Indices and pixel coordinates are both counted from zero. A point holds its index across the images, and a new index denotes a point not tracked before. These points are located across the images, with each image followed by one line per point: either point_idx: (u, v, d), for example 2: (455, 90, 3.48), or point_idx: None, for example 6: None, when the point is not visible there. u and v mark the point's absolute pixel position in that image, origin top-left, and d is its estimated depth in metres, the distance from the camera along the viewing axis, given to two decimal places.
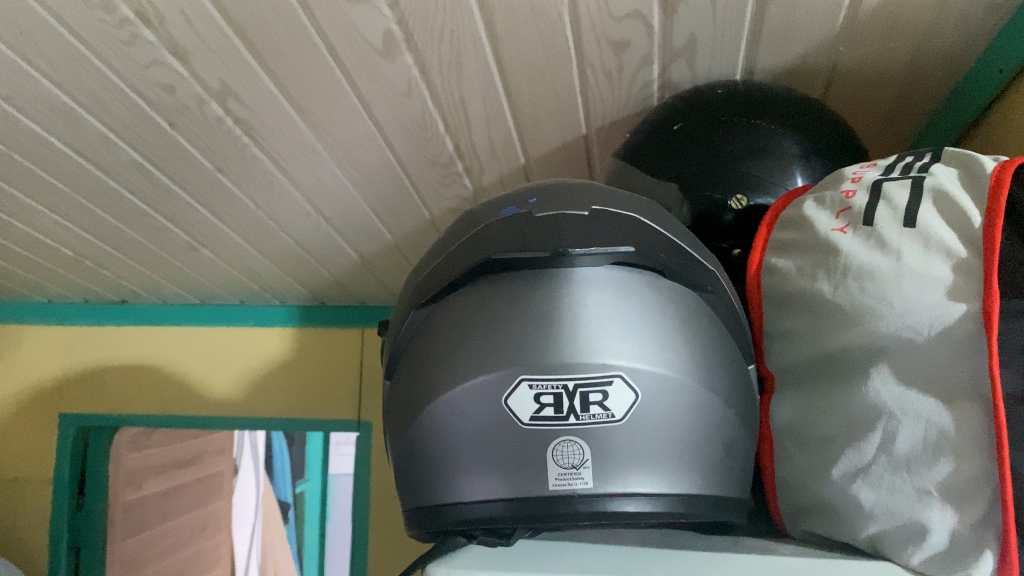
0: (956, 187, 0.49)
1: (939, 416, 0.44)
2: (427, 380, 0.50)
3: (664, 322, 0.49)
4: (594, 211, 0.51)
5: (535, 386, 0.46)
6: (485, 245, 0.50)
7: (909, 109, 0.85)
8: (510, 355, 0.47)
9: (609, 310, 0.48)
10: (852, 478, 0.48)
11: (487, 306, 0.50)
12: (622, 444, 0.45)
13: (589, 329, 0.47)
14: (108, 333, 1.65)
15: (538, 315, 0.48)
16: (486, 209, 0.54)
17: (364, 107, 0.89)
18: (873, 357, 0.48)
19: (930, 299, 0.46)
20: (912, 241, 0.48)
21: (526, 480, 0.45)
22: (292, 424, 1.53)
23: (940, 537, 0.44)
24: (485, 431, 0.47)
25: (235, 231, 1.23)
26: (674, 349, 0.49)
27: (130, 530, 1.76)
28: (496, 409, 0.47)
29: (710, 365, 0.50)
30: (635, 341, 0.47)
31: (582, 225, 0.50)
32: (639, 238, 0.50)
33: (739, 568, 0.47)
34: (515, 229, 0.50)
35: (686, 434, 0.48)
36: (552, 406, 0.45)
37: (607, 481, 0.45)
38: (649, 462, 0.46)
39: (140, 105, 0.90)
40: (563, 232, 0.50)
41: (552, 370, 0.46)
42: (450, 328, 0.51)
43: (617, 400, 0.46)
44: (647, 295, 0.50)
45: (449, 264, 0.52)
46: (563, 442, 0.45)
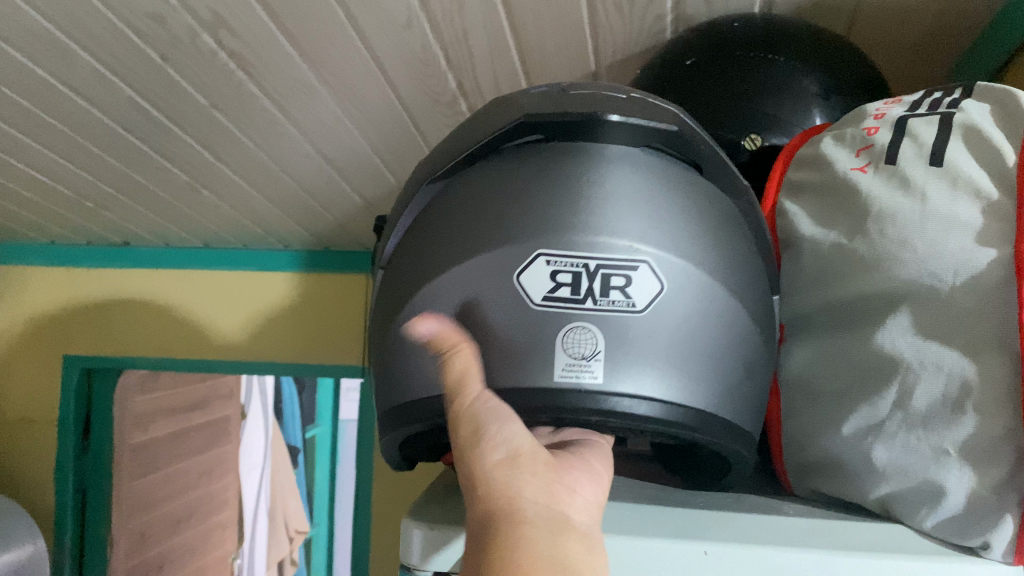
0: (988, 124, 0.45)
1: (961, 367, 0.41)
2: (432, 254, 0.47)
3: (697, 224, 0.47)
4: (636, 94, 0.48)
5: (552, 262, 0.43)
6: (519, 106, 0.47)
7: (937, 47, 0.81)
8: (528, 230, 0.44)
9: (640, 197, 0.46)
10: (865, 435, 0.45)
11: (506, 182, 0.47)
12: (638, 335, 0.43)
13: (618, 213, 0.45)
14: (110, 275, 1.62)
15: (561, 190, 0.45)
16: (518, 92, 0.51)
17: (363, 42, 0.85)
18: (891, 303, 0.44)
19: (955, 244, 0.42)
20: (938, 179, 0.44)
21: (531, 364, 0.42)
22: (296, 368, 1.51)
23: (957, 499, 0.41)
24: (489, 311, 0.43)
25: (235, 171, 1.20)
26: (705, 249, 0.46)
27: (135, 471, 1.77)
28: (505, 288, 0.43)
29: (736, 267, 0.48)
30: (665, 236, 0.45)
31: (624, 100, 0.47)
32: (680, 122, 0.47)
33: (734, 527, 0.45)
34: (547, 96, 0.46)
35: (712, 339, 0.46)
36: (569, 286, 0.43)
37: (617, 378, 0.42)
38: (668, 366, 0.44)
39: (131, 38, 0.85)
40: (603, 101, 0.46)
41: (573, 247, 0.43)
42: (462, 202, 0.48)
43: (640, 289, 0.43)
44: (677, 193, 0.47)
45: (471, 132, 0.49)
46: (575, 329, 0.42)
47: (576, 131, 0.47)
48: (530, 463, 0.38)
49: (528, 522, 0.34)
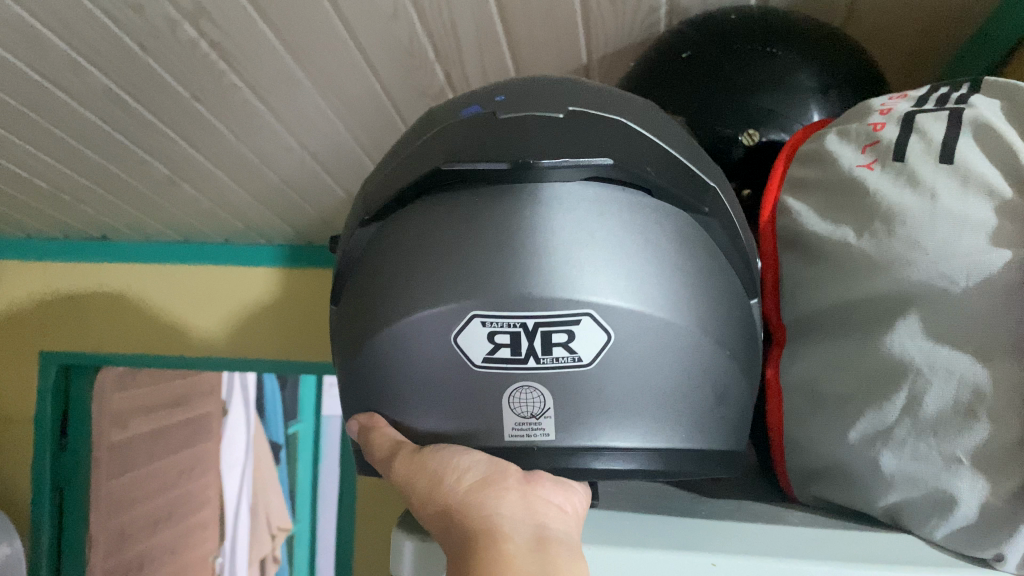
0: (999, 119, 0.44)
1: (973, 373, 0.40)
2: (374, 306, 0.45)
3: (652, 256, 0.43)
4: (568, 113, 0.45)
5: (488, 323, 0.41)
6: (444, 153, 0.44)
7: (935, 40, 0.79)
8: (466, 284, 0.41)
9: (587, 239, 0.42)
10: (873, 442, 0.43)
11: (443, 225, 0.44)
12: (591, 390, 0.41)
13: (563, 260, 0.41)
14: (87, 269, 1.58)
15: (500, 236, 0.42)
16: (449, 113, 0.48)
17: (348, 33, 0.83)
18: (901, 305, 0.43)
19: (968, 244, 0.41)
20: (949, 177, 0.43)
21: (483, 421, 0.42)
22: (279, 366, 1.49)
23: (969, 510, 0.40)
24: (435, 370, 0.43)
25: (216, 165, 1.17)
26: (663, 285, 0.43)
27: (113, 470, 1.74)
28: (444, 352, 0.42)
29: (702, 293, 0.45)
30: (617, 276, 0.42)
31: (554, 129, 0.43)
32: (620, 148, 0.43)
33: (739, 538, 0.43)
34: (472, 138, 0.43)
35: (675, 379, 0.43)
36: (508, 347, 0.41)
37: (573, 433, 0.42)
38: (626, 415, 0.42)
39: (108, 27, 0.82)
40: (531, 140, 0.43)
41: (506, 307, 0.40)
42: (400, 245, 0.45)
43: (585, 341, 0.41)
44: (626, 221, 0.43)
45: (401, 174, 0.46)
46: (521, 388, 0.41)
47: (504, 176, 0.43)
48: (496, 483, 0.40)
49: (507, 547, 0.37)
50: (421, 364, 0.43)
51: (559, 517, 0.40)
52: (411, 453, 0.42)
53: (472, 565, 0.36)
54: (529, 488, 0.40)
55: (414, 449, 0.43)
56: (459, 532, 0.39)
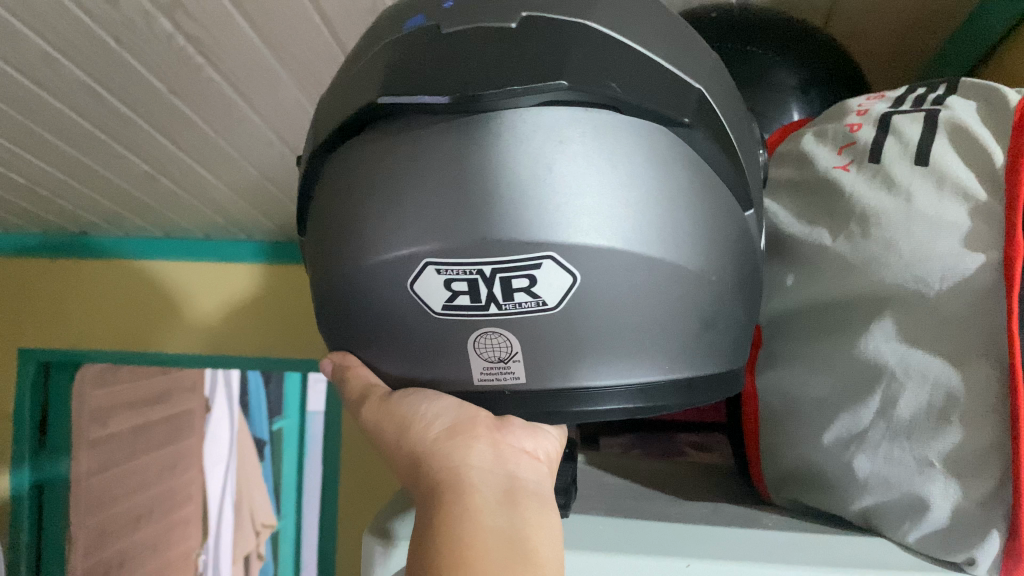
0: (974, 119, 0.43)
1: (947, 377, 0.40)
2: (343, 236, 0.43)
3: (638, 185, 0.40)
4: (522, 22, 0.39)
5: (443, 271, 0.39)
6: (390, 85, 0.39)
7: (916, 39, 0.79)
8: (421, 227, 0.39)
9: (561, 171, 0.38)
10: (847, 445, 0.43)
11: (394, 157, 0.40)
12: (561, 329, 0.40)
13: (538, 198, 0.38)
14: (65, 265, 1.56)
15: (466, 172, 0.38)
16: (401, 18, 0.43)
17: (325, 25, 0.82)
18: (876, 309, 0.43)
19: (942, 248, 0.40)
20: (924, 179, 0.43)
21: (450, 367, 0.42)
22: (261, 362, 1.48)
23: (941, 514, 0.40)
24: (398, 299, 0.41)
25: (194, 158, 1.16)
26: (650, 219, 0.40)
27: (94, 468, 1.73)
28: (402, 294, 0.41)
29: (684, 217, 0.41)
30: (599, 212, 0.39)
31: (508, 50, 0.38)
32: (586, 66, 0.38)
33: (712, 542, 0.43)
34: (414, 65, 0.39)
35: (653, 311, 0.41)
36: (467, 294, 0.39)
37: (544, 371, 0.41)
38: (601, 349, 0.41)
39: (82, 20, 0.81)
40: (477, 70, 0.37)
41: (462, 254, 0.38)
42: (360, 176, 0.42)
43: (548, 286, 0.38)
44: (609, 147, 0.39)
45: (350, 103, 0.41)
46: (486, 334, 0.40)
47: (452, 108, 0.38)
48: (471, 432, 0.44)
49: (477, 494, 0.41)
50: (391, 299, 0.41)
51: (529, 468, 0.45)
52: (386, 398, 0.45)
53: (442, 507, 0.40)
54: (500, 438, 0.45)
55: (387, 394, 0.45)
56: (433, 475, 0.43)
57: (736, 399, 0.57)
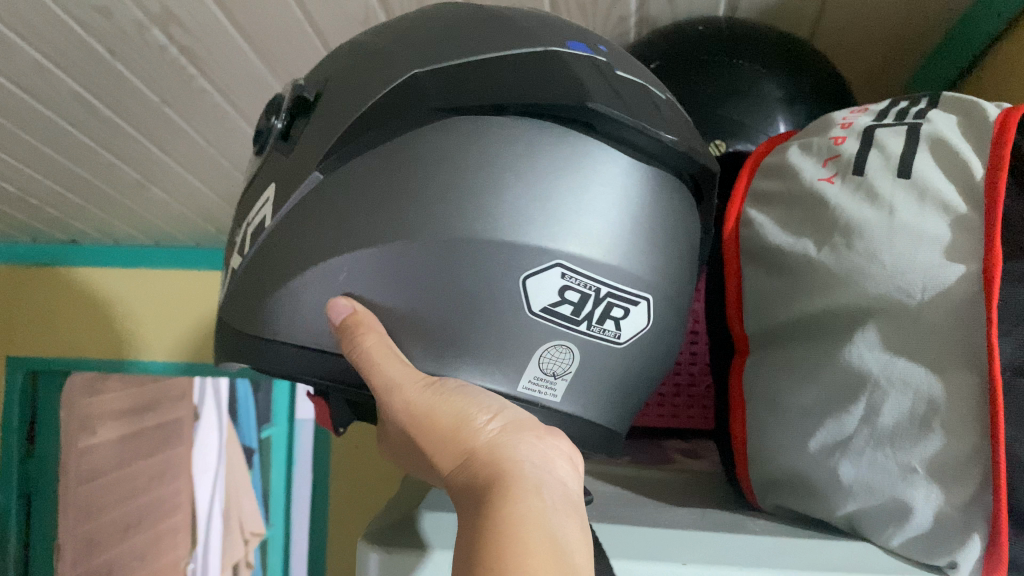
0: (955, 135, 0.44)
1: (929, 385, 0.41)
2: (415, 206, 0.42)
3: (665, 230, 0.47)
4: (665, 99, 0.48)
5: (567, 277, 0.43)
6: (583, 84, 0.42)
7: (898, 53, 0.80)
8: (544, 229, 0.42)
9: (631, 209, 0.45)
10: (831, 452, 0.44)
11: (517, 157, 0.43)
12: (603, 360, 0.46)
13: (622, 229, 0.44)
14: (54, 275, 1.56)
15: (582, 196, 0.43)
16: (543, 32, 0.47)
17: (318, 37, 0.83)
18: (859, 319, 0.44)
19: (923, 258, 0.41)
20: (905, 192, 0.44)
21: (501, 369, 0.44)
22: (248, 371, 1.46)
23: (924, 518, 0.41)
24: (494, 286, 0.42)
25: (185, 167, 1.16)
26: (666, 258, 0.47)
27: (82, 476, 1.72)
28: (509, 285, 0.42)
29: (679, 278, 0.49)
30: (648, 248, 0.45)
31: (656, 109, 0.46)
32: (693, 146, 0.47)
33: (702, 548, 0.44)
34: (605, 79, 0.44)
35: (636, 362, 0.48)
36: (572, 305, 0.43)
37: (573, 397, 0.47)
38: (594, 393, 0.47)
39: (75, 31, 0.81)
40: (654, 118, 0.44)
41: (595, 273, 0.43)
42: (468, 150, 0.43)
43: (630, 323, 0.46)
44: (658, 197, 0.46)
45: (517, 78, 0.43)
46: (558, 348, 0.44)
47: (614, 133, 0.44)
48: (525, 429, 0.38)
49: (535, 496, 0.34)
50: (486, 280, 0.42)
51: (577, 475, 0.38)
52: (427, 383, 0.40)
53: (496, 508, 0.33)
54: (547, 434, 0.38)
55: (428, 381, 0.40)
56: (481, 469, 0.36)
57: (723, 406, 0.58)
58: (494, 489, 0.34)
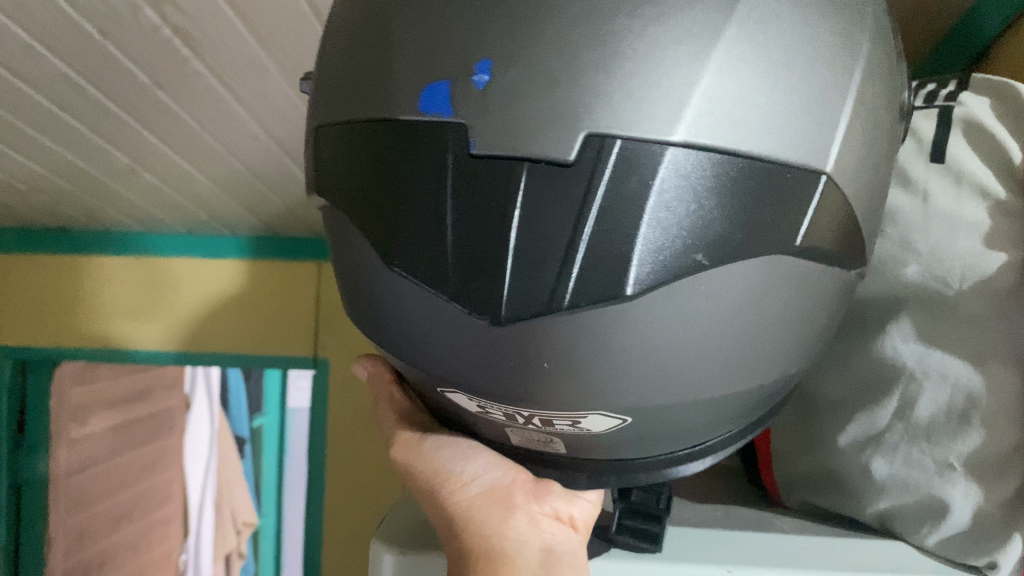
0: (988, 114, 0.42)
1: (968, 379, 0.39)
2: (354, 300, 0.39)
3: (679, 345, 0.33)
4: (582, 150, 0.31)
5: (478, 402, 0.37)
6: (413, 225, 0.33)
7: (911, 33, 0.79)
8: (440, 367, 0.36)
9: (591, 349, 0.33)
10: (863, 448, 0.43)
11: (394, 291, 0.35)
12: (592, 439, 0.38)
13: (561, 376, 0.33)
14: (41, 262, 1.50)
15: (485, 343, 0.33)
16: (419, 62, 0.35)
17: (316, 16, 0.81)
18: (893, 308, 0.42)
19: (961, 247, 0.40)
20: (940, 178, 0.42)
21: (489, 432, 0.41)
22: (245, 361, 1.44)
23: (962, 516, 0.39)
24: (434, 394, 0.39)
25: (178, 152, 1.13)
26: (683, 369, 0.34)
27: (72, 467, 1.69)
28: (438, 395, 0.39)
29: (756, 344, 0.36)
30: (625, 379, 0.34)
31: (542, 216, 0.31)
32: (643, 255, 0.31)
33: (730, 550, 0.43)
34: (428, 206, 0.33)
35: (704, 415, 0.38)
36: (503, 415, 0.38)
37: (582, 451, 0.40)
38: (639, 446, 0.39)
39: (64, 9, 0.78)
40: (502, 267, 0.31)
41: (498, 400, 0.36)
42: (357, 264, 0.37)
43: (594, 423, 0.37)
44: (656, 320, 0.32)
45: (361, 206, 0.36)
46: (524, 433, 0.39)
47: None
48: (503, 502, 0.41)
49: (510, 563, 0.40)
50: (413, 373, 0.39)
51: (564, 536, 0.42)
52: (416, 439, 0.44)
53: None
54: (537, 509, 0.41)
55: (423, 435, 0.45)
56: (460, 531, 0.41)
57: None
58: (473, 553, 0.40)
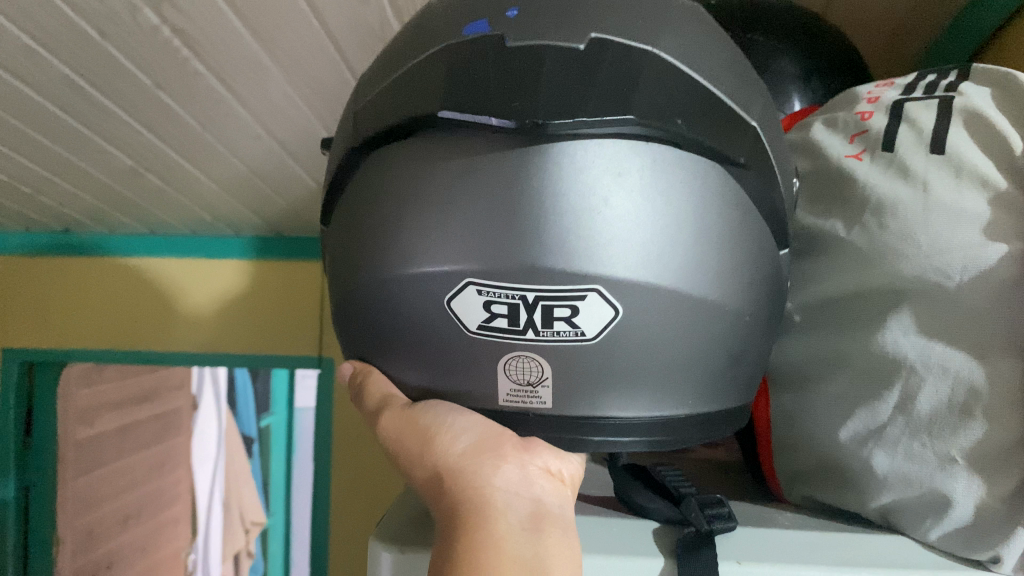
0: (990, 107, 0.41)
1: (970, 371, 0.39)
2: (369, 246, 0.41)
3: (668, 214, 0.38)
4: (590, 44, 0.37)
5: (485, 293, 0.37)
6: (454, 85, 0.37)
7: (913, 24, 0.78)
8: (456, 247, 0.37)
9: (596, 200, 0.37)
10: (864, 441, 0.43)
11: (435, 171, 0.39)
12: (583, 363, 0.38)
13: (570, 226, 0.36)
14: (49, 265, 1.51)
15: (504, 200, 0.37)
16: (451, 10, 0.42)
17: (315, 16, 0.80)
18: (893, 300, 0.42)
19: (962, 238, 0.39)
20: (940, 169, 0.41)
21: (474, 383, 0.40)
22: (249, 360, 1.43)
23: (965, 511, 0.39)
24: (432, 315, 0.39)
25: (181, 153, 1.13)
26: (670, 246, 0.38)
27: (80, 468, 1.70)
28: (437, 308, 0.39)
29: (720, 258, 0.40)
30: (623, 240, 0.37)
31: (567, 67, 0.36)
32: (647, 98, 0.36)
33: (732, 544, 0.42)
34: (468, 71, 0.37)
35: (690, 346, 0.40)
36: (505, 317, 0.37)
37: (573, 404, 0.39)
38: (633, 389, 0.40)
39: (64, 10, 0.78)
40: (540, 89, 0.36)
41: (505, 277, 0.36)
42: (395, 170, 0.40)
43: (589, 317, 0.37)
44: (639, 184, 0.37)
45: (402, 97, 0.40)
46: (519, 357, 0.38)
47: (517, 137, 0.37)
48: (495, 450, 0.40)
49: (502, 519, 0.39)
50: (418, 308, 0.40)
51: (555, 492, 0.42)
52: (405, 410, 0.42)
53: (462, 536, 0.38)
54: (529, 459, 0.41)
55: (407, 403, 0.43)
56: (449, 492, 0.40)
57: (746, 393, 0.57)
58: (466, 513, 0.39)
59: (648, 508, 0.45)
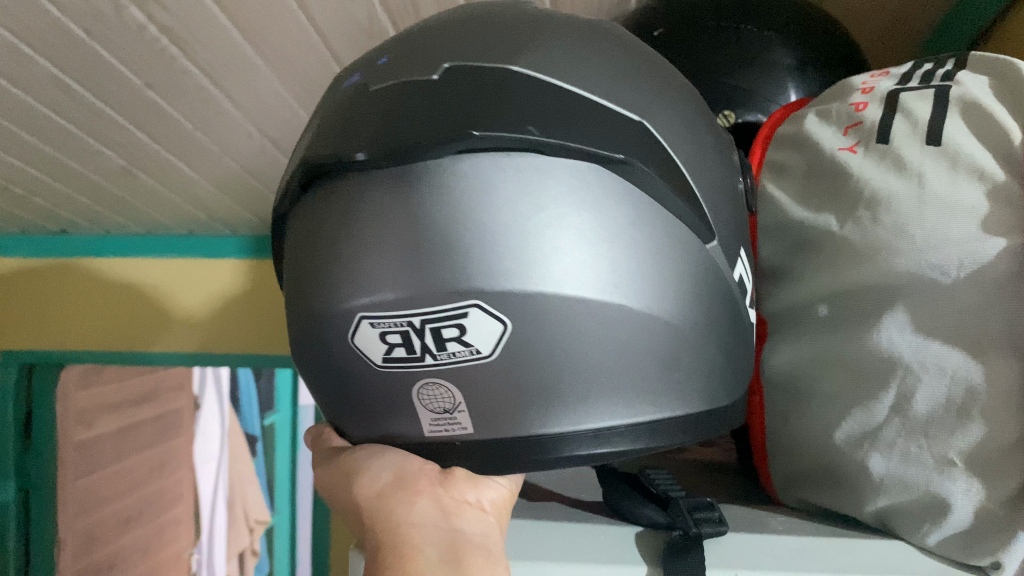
0: (988, 96, 0.40)
1: (969, 369, 0.37)
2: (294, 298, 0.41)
3: (561, 223, 0.36)
4: (443, 73, 0.37)
5: (377, 324, 0.36)
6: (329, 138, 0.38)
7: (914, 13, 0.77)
8: (347, 283, 0.36)
9: (480, 219, 0.35)
10: (860, 443, 0.41)
11: (325, 213, 0.38)
12: (476, 381, 0.36)
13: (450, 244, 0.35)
14: (45, 266, 1.50)
15: (390, 225, 0.36)
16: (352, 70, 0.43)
17: (302, 11, 0.79)
18: (888, 299, 0.40)
19: (959, 233, 0.38)
20: (936, 160, 0.40)
21: (399, 421, 0.39)
22: (246, 360, 1.42)
23: (963, 514, 0.38)
24: (347, 357, 0.39)
25: (174, 153, 1.12)
26: (575, 258, 0.36)
27: (80, 470, 1.69)
28: (347, 348, 0.38)
29: (634, 261, 0.37)
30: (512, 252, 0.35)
31: (417, 99, 0.36)
32: (504, 111, 0.35)
33: (721, 551, 0.41)
34: (338, 121, 0.38)
35: (615, 356, 0.37)
36: (402, 346, 0.36)
37: (487, 426, 0.38)
38: (546, 402, 0.37)
39: (50, 11, 0.77)
40: (393, 123, 0.35)
41: (390, 305, 0.35)
42: (303, 219, 0.40)
43: (479, 334, 0.35)
44: (524, 196, 0.35)
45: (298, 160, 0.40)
46: (427, 385, 0.37)
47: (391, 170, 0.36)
48: (406, 488, 0.40)
49: (415, 558, 0.38)
50: (339, 352, 0.39)
51: (474, 522, 0.40)
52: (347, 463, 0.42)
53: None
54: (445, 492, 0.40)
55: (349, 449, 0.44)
56: (375, 535, 0.40)
57: None
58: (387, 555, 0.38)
59: (635, 512, 0.44)
